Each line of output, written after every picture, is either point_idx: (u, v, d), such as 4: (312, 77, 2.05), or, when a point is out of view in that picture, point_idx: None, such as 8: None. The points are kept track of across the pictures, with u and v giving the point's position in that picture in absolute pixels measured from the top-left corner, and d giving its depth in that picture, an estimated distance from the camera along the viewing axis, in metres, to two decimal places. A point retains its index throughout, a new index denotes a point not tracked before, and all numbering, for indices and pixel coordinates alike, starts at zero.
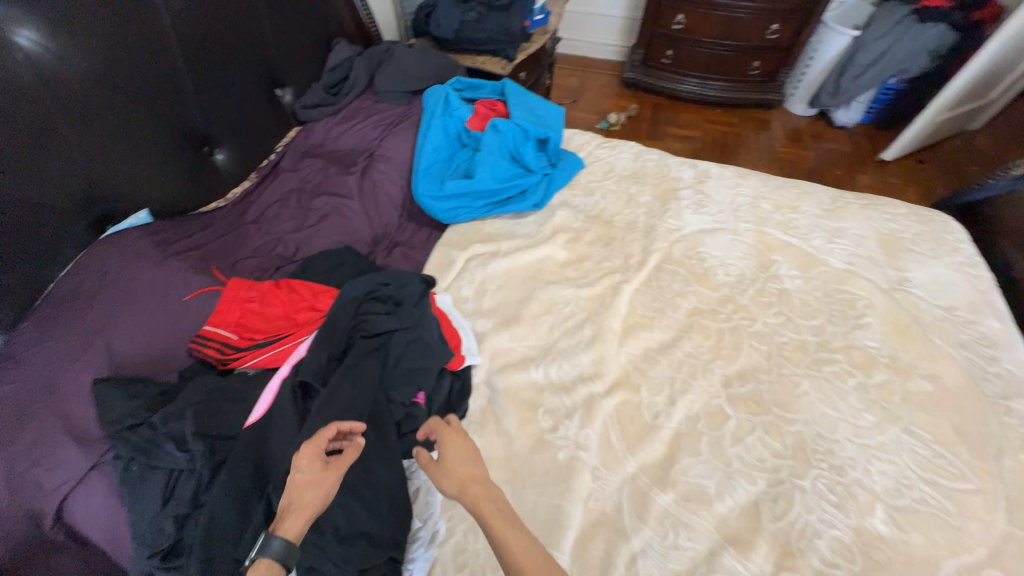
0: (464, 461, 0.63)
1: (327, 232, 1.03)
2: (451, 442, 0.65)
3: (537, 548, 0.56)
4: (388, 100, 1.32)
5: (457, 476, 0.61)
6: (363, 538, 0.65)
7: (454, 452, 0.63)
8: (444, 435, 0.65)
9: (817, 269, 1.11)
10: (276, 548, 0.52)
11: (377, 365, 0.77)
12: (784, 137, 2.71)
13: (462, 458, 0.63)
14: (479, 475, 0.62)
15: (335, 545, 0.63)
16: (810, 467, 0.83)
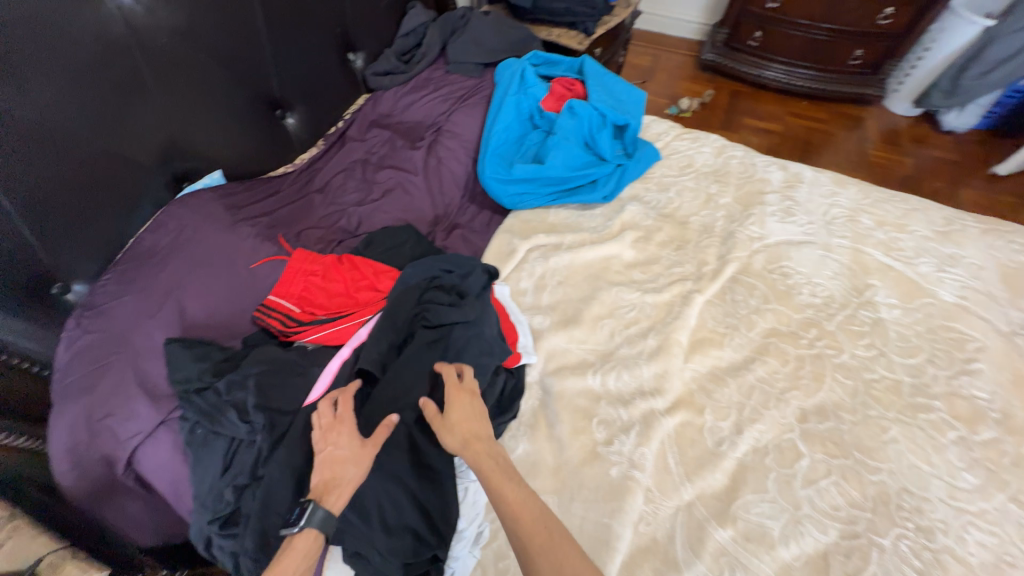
0: (468, 419, 0.65)
1: (390, 208, 1.00)
2: (458, 401, 0.66)
3: (532, 502, 0.60)
4: (459, 71, 1.26)
5: (459, 433, 0.64)
6: (410, 532, 0.63)
7: (459, 410, 0.65)
8: (453, 393, 0.67)
9: (921, 300, 0.98)
10: (319, 518, 0.55)
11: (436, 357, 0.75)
12: (879, 139, 2.42)
13: (467, 414, 0.66)
14: (482, 433, 0.65)
15: (383, 537, 0.61)
16: (893, 525, 0.74)
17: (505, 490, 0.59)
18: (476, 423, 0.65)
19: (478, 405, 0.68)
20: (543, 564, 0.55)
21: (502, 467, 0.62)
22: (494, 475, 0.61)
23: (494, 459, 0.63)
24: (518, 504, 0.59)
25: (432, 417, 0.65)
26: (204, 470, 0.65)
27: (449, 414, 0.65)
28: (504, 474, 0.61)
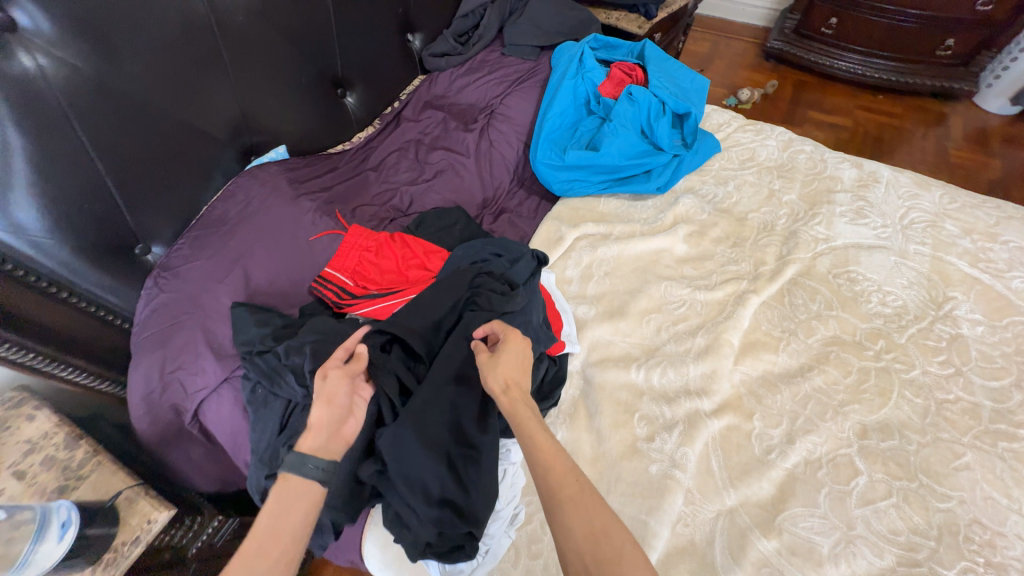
0: (514, 367, 0.65)
1: (442, 190, 1.01)
2: (512, 344, 0.67)
3: (563, 457, 0.56)
4: (516, 54, 1.24)
5: (502, 375, 0.64)
6: (450, 506, 0.64)
7: (508, 354, 0.65)
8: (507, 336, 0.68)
9: (1011, 318, 0.89)
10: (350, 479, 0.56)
11: None
12: (966, 139, 2.19)
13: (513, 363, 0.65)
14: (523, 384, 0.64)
15: (425, 509, 0.62)
16: (959, 558, 0.69)
17: (538, 438, 0.57)
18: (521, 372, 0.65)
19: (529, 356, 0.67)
20: (574, 517, 0.52)
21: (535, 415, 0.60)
22: (532, 425, 0.58)
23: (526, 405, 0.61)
24: (552, 453, 0.56)
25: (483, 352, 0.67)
26: (265, 427, 0.69)
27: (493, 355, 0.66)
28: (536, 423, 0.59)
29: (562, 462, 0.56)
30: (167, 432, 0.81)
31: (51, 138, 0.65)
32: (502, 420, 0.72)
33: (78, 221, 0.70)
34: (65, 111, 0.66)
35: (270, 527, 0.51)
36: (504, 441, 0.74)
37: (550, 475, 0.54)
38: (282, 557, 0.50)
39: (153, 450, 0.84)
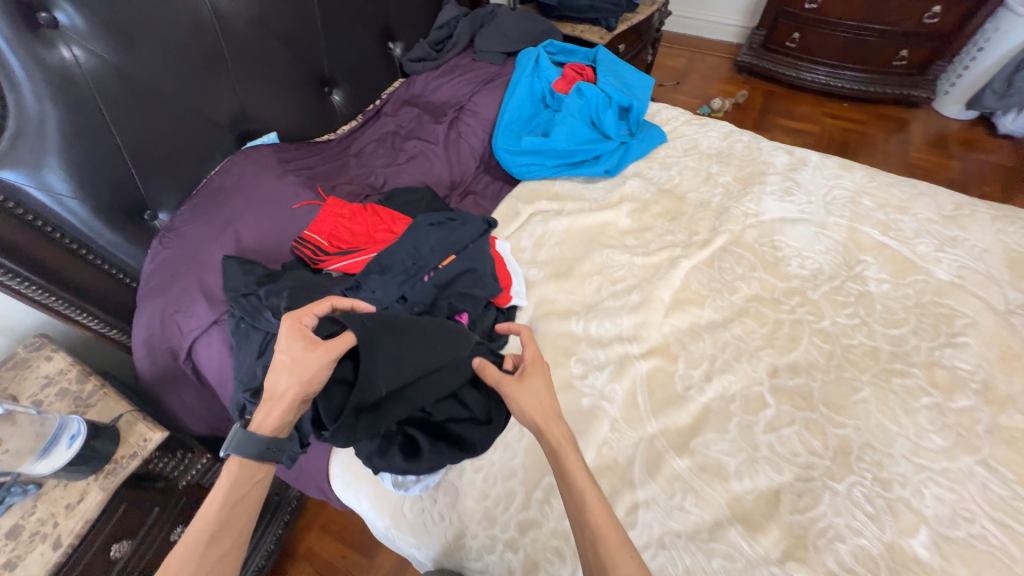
0: (544, 392, 0.65)
1: (413, 171, 1.15)
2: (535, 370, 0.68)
3: (617, 526, 0.55)
4: (484, 59, 1.40)
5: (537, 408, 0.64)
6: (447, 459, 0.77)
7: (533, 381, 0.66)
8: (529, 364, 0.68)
9: (914, 277, 0.99)
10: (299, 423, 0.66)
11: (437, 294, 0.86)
12: (926, 142, 2.32)
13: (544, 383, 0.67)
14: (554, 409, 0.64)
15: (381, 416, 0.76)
16: (849, 473, 0.77)
17: (586, 494, 0.57)
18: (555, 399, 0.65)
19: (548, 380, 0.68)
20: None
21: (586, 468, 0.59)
22: (577, 478, 0.58)
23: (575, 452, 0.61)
24: (604, 517, 0.55)
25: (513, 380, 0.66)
26: (245, 355, 0.81)
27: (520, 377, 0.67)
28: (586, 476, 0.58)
29: (609, 526, 0.55)
30: (165, 373, 0.93)
31: (79, 118, 0.79)
32: None
33: (99, 186, 0.85)
34: (93, 94, 0.81)
35: (223, 516, 0.58)
36: None
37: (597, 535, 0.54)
38: (235, 542, 0.58)
39: (152, 391, 0.96)
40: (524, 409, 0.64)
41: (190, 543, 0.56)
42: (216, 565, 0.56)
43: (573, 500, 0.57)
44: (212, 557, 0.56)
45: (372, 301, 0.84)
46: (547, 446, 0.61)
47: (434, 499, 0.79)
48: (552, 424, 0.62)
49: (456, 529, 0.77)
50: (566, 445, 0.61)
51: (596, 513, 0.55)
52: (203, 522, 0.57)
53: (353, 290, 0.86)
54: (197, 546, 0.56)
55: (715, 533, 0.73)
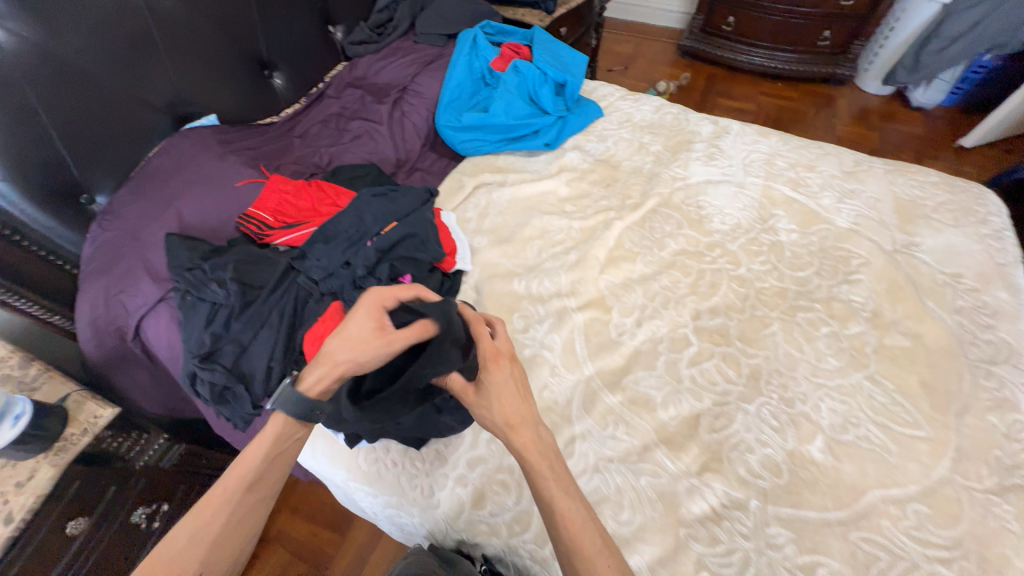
0: (510, 397, 0.65)
1: (358, 150, 1.18)
2: (497, 372, 0.66)
3: (594, 529, 0.62)
4: (426, 41, 1.44)
5: (500, 413, 0.64)
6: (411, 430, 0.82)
7: (498, 384, 0.65)
8: (494, 357, 0.66)
9: (818, 226, 1.11)
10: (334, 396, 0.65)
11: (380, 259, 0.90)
12: (850, 116, 2.51)
13: (511, 377, 0.67)
14: (527, 417, 0.65)
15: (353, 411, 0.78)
16: (759, 395, 0.87)
17: (558, 501, 0.62)
18: (518, 405, 0.65)
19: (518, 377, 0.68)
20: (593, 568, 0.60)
21: (558, 472, 0.64)
22: (550, 485, 0.63)
23: (546, 456, 0.64)
24: (579, 524, 0.62)
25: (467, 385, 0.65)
26: (192, 325, 0.82)
27: (485, 372, 0.65)
28: (558, 480, 0.64)
29: (583, 530, 0.62)
30: (113, 355, 0.94)
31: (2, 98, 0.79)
32: None
33: (28, 168, 0.84)
34: (14, 74, 0.80)
35: (262, 470, 0.61)
36: None
37: (571, 535, 0.61)
38: (269, 492, 0.62)
39: (101, 373, 0.97)
40: (495, 414, 0.64)
41: (227, 491, 0.60)
42: (249, 513, 0.61)
43: (547, 505, 0.62)
44: (246, 504, 0.60)
45: (317, 268, 0.89)
46: (515, 451, 0.64)
47: (387, 447, 0.85)
48: (518, 432, 0.64)
49: (410, 473, 0.82)
50: (536, 452, 0.64)
51: (570, 520, 0.61)
52: (240, 474, 0.60)
53: (299, 259, 0.90)
54: (233, 493, 0.60)
55: (642, 455, 0.81)
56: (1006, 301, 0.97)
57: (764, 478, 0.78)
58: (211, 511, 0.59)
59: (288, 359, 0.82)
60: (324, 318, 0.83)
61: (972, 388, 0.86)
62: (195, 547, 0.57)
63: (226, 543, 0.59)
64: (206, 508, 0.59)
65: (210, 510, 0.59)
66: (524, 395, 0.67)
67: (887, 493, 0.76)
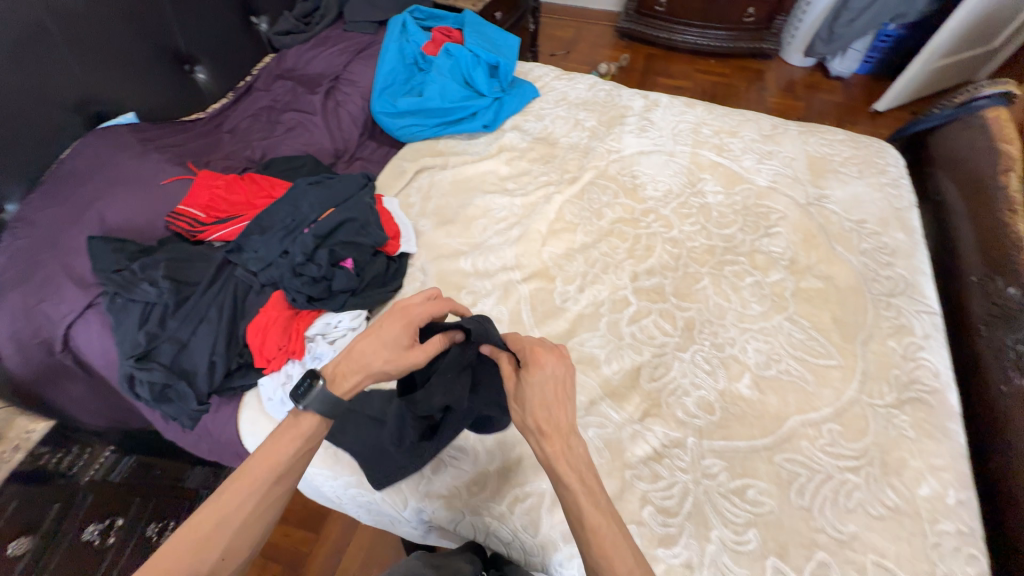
0: (544, 401, 0.60)
1: (292, 142, 1.17)
2: (535, 376, 0.61)
3: (626, 546, 0.56)
4: (355, 29, 1.43)
5: (531, 417, 0.60)
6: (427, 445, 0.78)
7: (537, 390, 0.60)
8: (534, 352, 0.62)
9: (740, 186, 1.19)
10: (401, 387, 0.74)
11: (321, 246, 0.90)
12: (778, 88, 2.66)
13: (552, 378, 0.61)
14: (562, 424, 0.59)
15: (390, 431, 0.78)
16: (692, 343, 0.94)
17: (586, 512, 0.57)
18: (553, 412, 0.59)
19: (563, 388, 0.61)
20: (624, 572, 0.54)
21: (589, 485, 0.58)
22: (577, 496, 0.57)
23: (577, 469, 0.58)
24: (611, 544, 0.56)
25: (509, 379, 0.63)
26: (125, 328, 0.80)
27: (525, 369, 0.62)
28: (588, 494, 0.58)
29: (616, 551, 0.55)
30: (43, 370, 0.89)
31: None
32: (340, 297, 0.90)
33: None
34: None
35: (290, 465, 0.62)
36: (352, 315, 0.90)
37: (597, 548, 0.56)
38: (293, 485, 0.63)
39: (30, 391, 0.92)
40: (527, 419, 0.60)
41: (256, 481, 0.60)
42: (270, 505, 0.61)
43: (572, 512, 0.57)
44: (273, 494, 0.61)
45: (255, 260, 0.88)
46: (543, 457, 0.59)
47: None
48: (549, 439, 0.58)
49: None
50: (565, 463, 0.58)
51: (600, 536, 0.55)
52: (271, 464, 0.61)
53: (235, 253, 0.90)
54: (264, 484, 0.60)
55: (590, 410, 0.86)
56: (903, 241, 1.08)
57: (699, 417, 0.85)
58: (238, 499, 0.58)
59: (231, 352, 0.82)
60: (265, 308, 0.85)
61: (875, 319, 0.96)
62: (221, 532, 0.57)
63: (247, 533, 0.58)
64: (231, 497, 0.58)
65: (237, 499, 0.58)
66: (563, 402, 0.61)
67: (805, 417, 0.84)
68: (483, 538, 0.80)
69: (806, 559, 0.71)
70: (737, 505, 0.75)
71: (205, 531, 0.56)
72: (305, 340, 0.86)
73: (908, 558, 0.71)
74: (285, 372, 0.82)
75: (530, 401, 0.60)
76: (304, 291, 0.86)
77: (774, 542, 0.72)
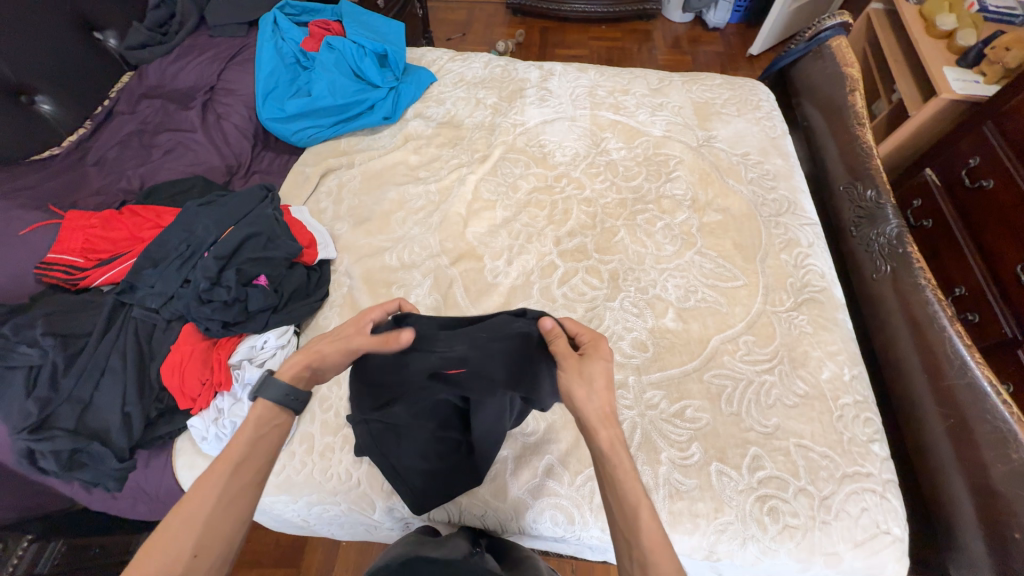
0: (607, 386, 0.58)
1: (174, 164, 1.07)
2: (597, 358, 0.60)
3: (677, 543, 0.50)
4: (223, 34, 1.32)
5: (597, 403, 0.56)
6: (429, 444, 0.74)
7: (600, 372, 0.58)
8: (596, 339, 0.62)
9: (639, 139, 1.26)
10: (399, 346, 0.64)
11: (227, 268, 0.84)
12: (666, 45, 2.82)
13: (608, 362, 0.59)
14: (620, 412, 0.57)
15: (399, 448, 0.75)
16: (620, 291, 1.00)
17: (641, 510, 0.51)
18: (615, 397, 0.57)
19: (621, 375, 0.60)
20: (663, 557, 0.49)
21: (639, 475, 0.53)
22: (637, 485, 0.53)
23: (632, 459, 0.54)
24: (658, 538, 0.50)
25: (567, 358, 0.59)
26: (7, 400, 0.70)
27: (587, 354, 0.60)
28: (637, 485, 0.53)
29: (665, 550, 0.49)
30: None
31: None
32: (261, 317, 0.85)
33: None
34: None
35: (248, 450, 0.55)
36: (280, 333, 0.86)
37: (649, 550, 0.49)
38: (257, 478, 0.54)
39: None
40: (590, 399, 0.56)
41: (213, 475, 0.52)
42: (235, 500, 0.52)
43: (625, 512, 0.52)
44: (236, 486, 0.52)
45: (153, 296, 0.81)
46: (596, 450, 0.55)
47: (292, 453, 0.82)
48: (608, 426, 0.55)
49: (321, 465, 0.81)
50: (618, 456, 0.54)
51: (651, 533, 0.50)
52: (228, 454, 0.53)
53: (127, 293, 0.83)
54: (223, 477, 0.52)
55: None
56: (781, 166, 1.20)
57: (635, 356, 0.91)
58: (199, 496, 0.50)
59: (148, 398, 0.76)
60: (177, 344, 0.79)
61: (769, 238, 1.07)
62: (183, 532, 0.48)
63: (218, 528, 0.50)
64: (193, 494, 0.50)
65: (192, 499, 0.50)
66: None
67: (724, 335, 0.94)
68: (459, 518, 0.82)
69: (742, 456, 0.80)
70: (680, 425, 0.83)
71: (167, 533, 0.48)
72: (230, 368, 0.81)
73: (821, 433, 0.82)
74: (214, 407, 0.77)
75: (598, 383, 0.57)
76: (217, 318, 0.80)
77: (714, 449, 0.80)
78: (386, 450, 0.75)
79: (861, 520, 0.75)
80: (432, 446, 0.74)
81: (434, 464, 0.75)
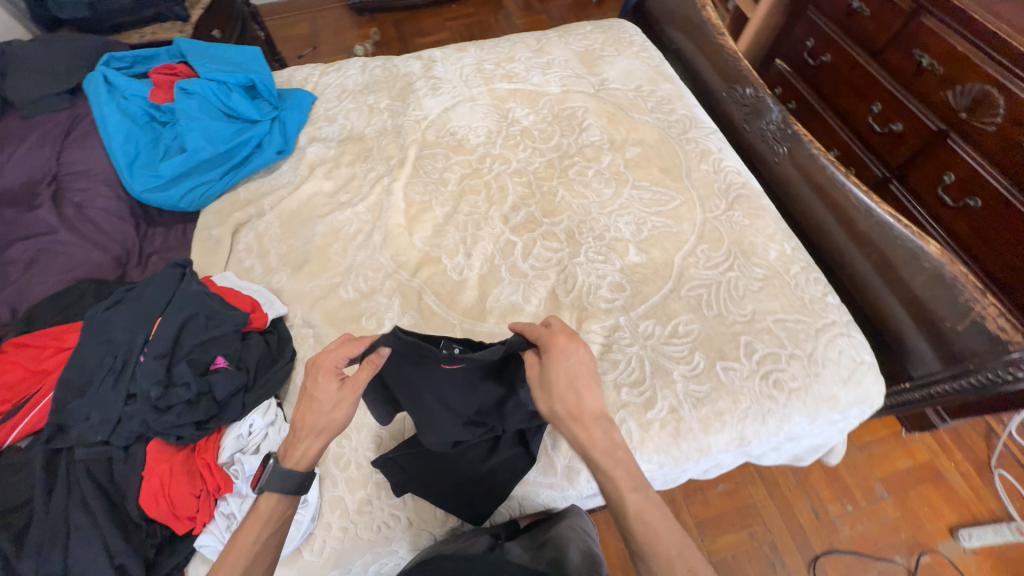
0: (569, 382, 0.64)
1: (45, 276, 0.89)
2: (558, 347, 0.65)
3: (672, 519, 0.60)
4: (43, 110, 1.09)
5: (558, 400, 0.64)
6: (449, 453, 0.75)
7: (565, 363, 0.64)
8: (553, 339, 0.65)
9: (542, 100, 1.28)
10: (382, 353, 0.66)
11: (174, 367, 0.73)
12: (519, 10, 2.86)
13: (571, 366, 0.64)
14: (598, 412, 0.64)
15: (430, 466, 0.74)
16: (581, 245, 1.03)
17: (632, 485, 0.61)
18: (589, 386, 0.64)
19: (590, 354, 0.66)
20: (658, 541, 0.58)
21: (625, 465, 0.62)
22: (618, 482, 0.61)
23: (613, 454, 0.62)
24: (661, 523, 0.59)
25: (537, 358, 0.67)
26: None
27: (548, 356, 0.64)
28: (630, 482, 0.61)
29: (665, 524, 0.59)
30: None
31: None
32: (236, 402, 0.75)
33: None
34: None
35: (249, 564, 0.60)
36: (264, 408, 0.76)
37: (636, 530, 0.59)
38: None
39: None
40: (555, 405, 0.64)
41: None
42: None
43: (630, 493, 0.61)
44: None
45: (96, 427, 0.69)
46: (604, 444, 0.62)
47: (327, 523, 0.75)
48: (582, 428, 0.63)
49: (365, 522, 0.75)
50: (606, 455, 0.62)
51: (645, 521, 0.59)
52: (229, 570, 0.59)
53: (59, 436, 0.69)
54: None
55: None
56: (671, 90, 1.30)
57: (617, 297, 0.96)
58: None
59: (137, 539, 0.65)
60: (148, 468, 0.67)
61: (685, 154, 1.17)
62: None
63: None
64: None
65: None
66: (589, 382, 0.64)
67: (684, 252, 1.01)
68: (520, 510, 0.83)
69: (737, 347, 0.88)
70: (678, 343, 0.89)
71: None
72: (223, 468, 0.71)
73: (789, 303, 0.93)
74: (221, 515, 0.69)
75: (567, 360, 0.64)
76: (187, 421, 0.70)
77: (712, 352, 0.88)
78: (418, 472, 0.74)
79: (842, 361, 0.87)
80: (454, 458, 0.75)
81: (459, 473, 0.75)
